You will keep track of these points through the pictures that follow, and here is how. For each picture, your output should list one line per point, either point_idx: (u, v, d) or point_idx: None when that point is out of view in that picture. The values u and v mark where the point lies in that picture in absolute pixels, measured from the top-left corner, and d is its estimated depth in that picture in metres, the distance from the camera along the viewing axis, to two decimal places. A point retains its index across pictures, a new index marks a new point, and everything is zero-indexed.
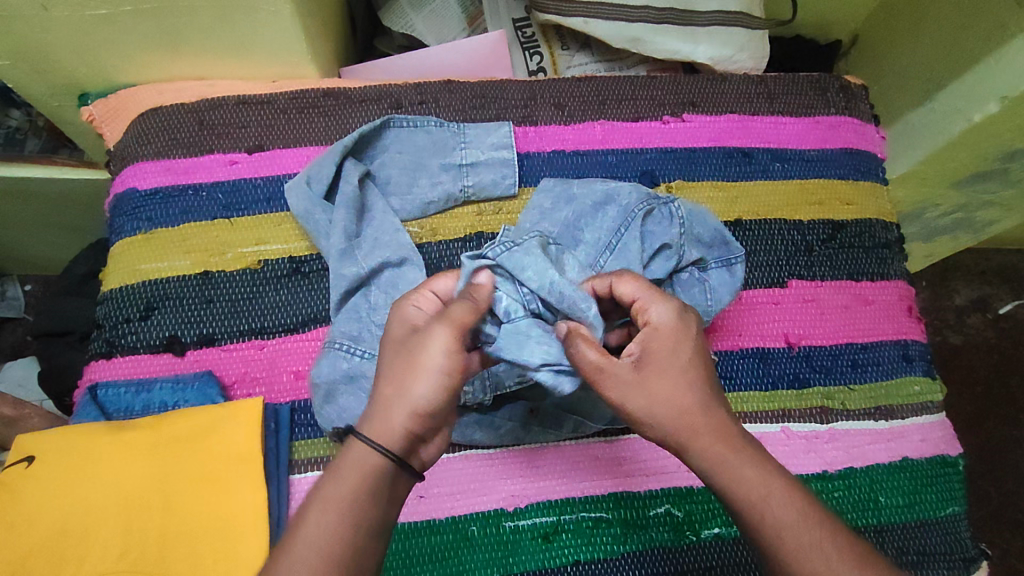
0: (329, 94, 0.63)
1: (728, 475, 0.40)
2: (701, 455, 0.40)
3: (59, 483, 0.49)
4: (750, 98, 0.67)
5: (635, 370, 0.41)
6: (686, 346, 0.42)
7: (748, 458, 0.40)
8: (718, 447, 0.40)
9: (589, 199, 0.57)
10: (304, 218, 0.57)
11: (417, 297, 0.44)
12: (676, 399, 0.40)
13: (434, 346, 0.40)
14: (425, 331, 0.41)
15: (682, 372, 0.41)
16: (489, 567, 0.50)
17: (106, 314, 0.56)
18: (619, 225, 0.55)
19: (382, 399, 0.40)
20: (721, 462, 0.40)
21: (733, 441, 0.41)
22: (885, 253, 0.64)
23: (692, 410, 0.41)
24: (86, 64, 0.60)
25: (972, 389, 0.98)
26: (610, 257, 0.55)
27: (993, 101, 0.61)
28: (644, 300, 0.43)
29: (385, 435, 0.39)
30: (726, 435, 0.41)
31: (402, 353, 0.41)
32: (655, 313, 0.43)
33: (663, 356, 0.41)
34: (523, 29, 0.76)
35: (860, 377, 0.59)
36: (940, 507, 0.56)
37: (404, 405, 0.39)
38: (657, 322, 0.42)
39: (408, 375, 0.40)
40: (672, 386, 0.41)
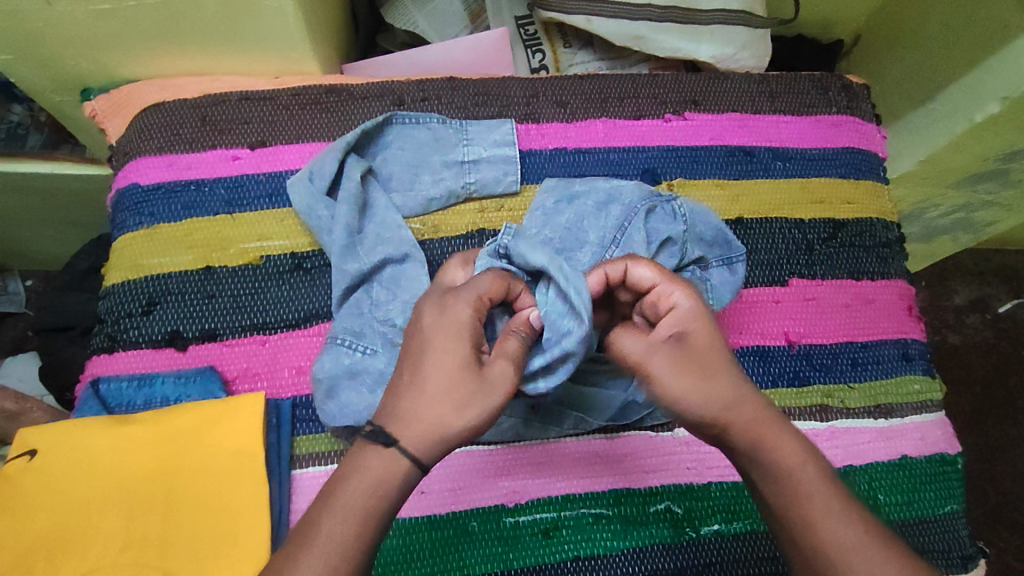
0: (331, 91, 0.63)
1: (770, 456, 0.40)
2: (743, 434, 0.40)
3: (62, 476, 0.49)
4: (752, 97, 0.67)
5: (687, 356, 0.41)
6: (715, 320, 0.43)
7: (782, 433, 0.41)
8: (760, 427, 0.40)
9: (593, 196, 0.58)
10: (306, 214, 0.57)
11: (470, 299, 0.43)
12: (724, 374, 0.41)
13: (496, 382, 0.40)
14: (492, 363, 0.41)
15: (723, 348, 0.42)
16: (490, 562, 0.50)
17: (108, 308, 0.56)
18: (622, 221, 0.55)
19: (426, 413, 0.39)
20: (764, 438, 0.40)
21: (772, 418, 0.41)
22: (886, 253, 0.64)
23: (735, 388, 0.41)
24: (89, 58, 0.60)
25: (970, 389, 0.98)
26: (617, 248, 0.55)
27: (994, 102, 0.61)
28: (665, 280, 0.44)
29: (420, 449, 0.38)
30: (765, 417, 0.41)
31: (462, 373, 0.40)
32: (678, 297, 0.43)
33: (701, 336, 0.42)
34: (526, 27, 0.76)
35: (859, 376, 0.60)
36: (938, 505, 0.56)
37: (453, 426, 0.39)
38: (685, 306, 0.43)
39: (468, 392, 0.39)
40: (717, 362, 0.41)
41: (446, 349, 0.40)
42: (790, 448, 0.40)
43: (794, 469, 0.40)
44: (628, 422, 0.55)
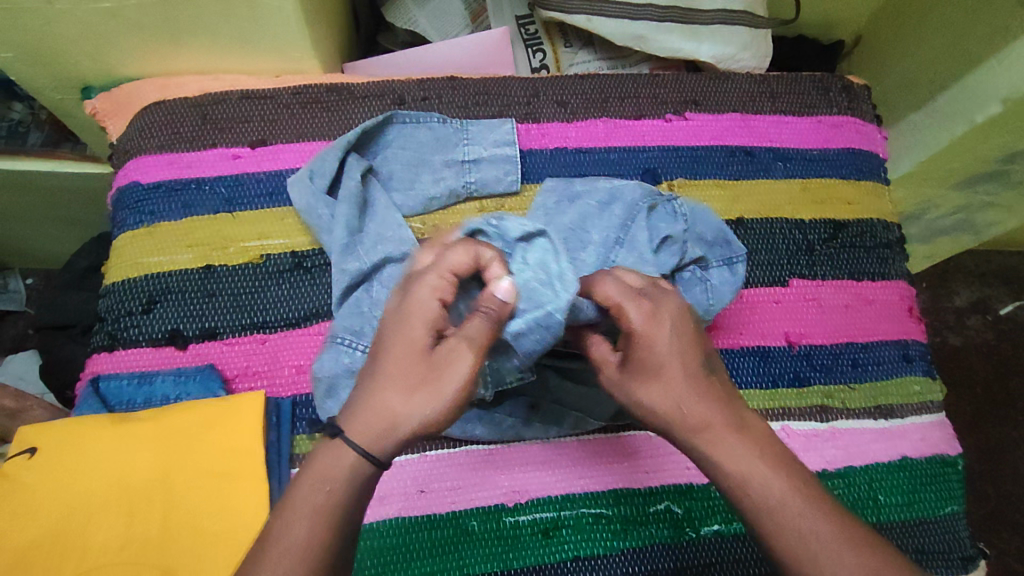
0: (332, 90, 0.63)
1: (724, 461, 0.40)
2: (696, 443, 0.41)
3: (62, 475, 0.49)
4: (752, 97, 0.67)
5: (632, 376, 0.42)
6: (669, 338, 0.42)
7: (739, 437, 0.41)
8: (715, 433, 0.41)
9: (596, 195, 0.58)
10: (306, 212, 0.57)
11: (435, 282, 0.42)
12: (668, 393, 0.41)
13: (456, 369, 0.39)
14: (450, 352, 0.40)
15: (671, 366, 0.41)
16: (490, 562, 0.50)
17: (108, 306, 0.56)
18: (625, 220, 0.56)
19: (386, 407, 0.39)
20: (714, 445, 0.40)
21: (726, 424, 0.41)
22: (886, 253, 0.64)
23: (684, 405, 0.41)
24: (90, 57, 0.60)
25: (971, 390, 0.98)
26: (621, 250, 0.55)
27: (995, 103, 0.61)
28: (625, 302, 0.42)
29: (382, 444, 0.39)
30: (717, 425, 0.41)
31: (422, 364, 0.40)
32: (632, 318, 0.42)
33: (647, 356, 0.42)
34: (527, 26, 0.76)
35: (860, 377, 0.60)
36: (939, 506, 0.56)
37: (413, 420, 0.39)
38: (635, 329, 0.42)
39: (422, 388, 0.39)
40: (664, 381, 0.41)
41: (407, 342, 0.40)
42: (746, 452, 0.40)
43: (794, 470, 0.40)
44: (629, 422, 0.55)
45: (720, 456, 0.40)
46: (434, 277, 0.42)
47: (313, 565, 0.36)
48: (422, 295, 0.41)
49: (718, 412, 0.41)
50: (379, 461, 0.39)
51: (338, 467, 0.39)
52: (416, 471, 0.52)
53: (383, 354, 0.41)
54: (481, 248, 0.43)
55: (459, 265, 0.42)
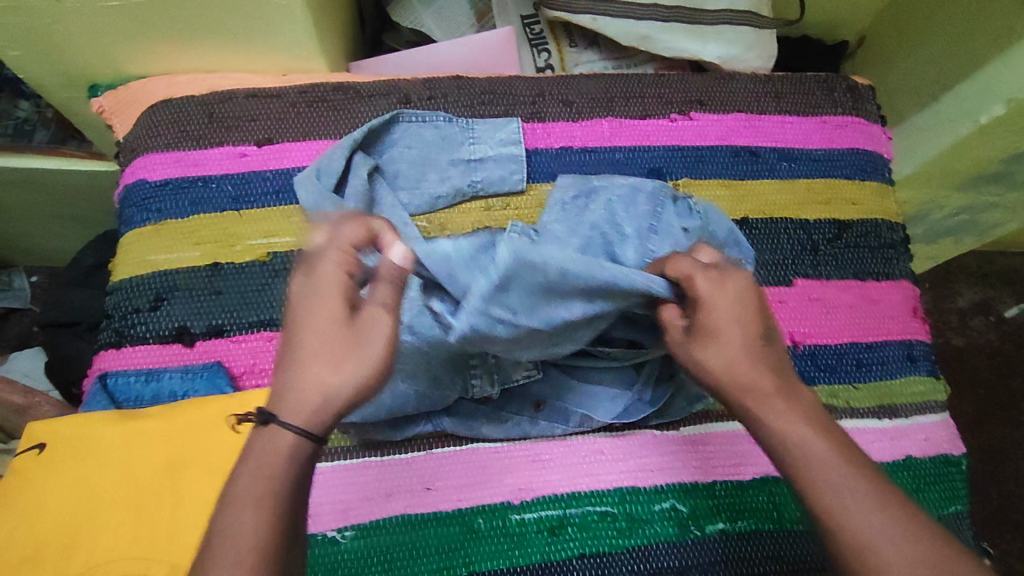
0: (338, 89, 0.63)
1: (776, 431, 0.39)
2: (750, 413, 0.40)
3: (73, 470, 0.49)
4: (757, 97, 0.68)
5: (695, 340, 0.42)
6: (731, 305, 0.42)
7: (790, 407, 0.39)
8: (767, 402, 0.39)
9: (615, 191, 0.57)
10: (313, 211, 0.56)
11: (340, 253, 0.40)
12: (729, 358, 0.41)
13: (380, 330, 0.38)
14: (369, 317, 0.38)
15: (734, 334, 0.41)
16: (495, 559, 0.50)
17: (116, 304, 0.56)
18: (653, 208, 0.56)
19: (314, 382, 0.37)
20: (767, 415, 0.39)
21: (780, 394, 0.40)
22: (890, 254, 0.65)
23: (742, 373, 0.40)
24: (98, 55, 0.61)
25: (974, 391, 0.98)
26: (656, 238, 0.54)
27: (999, 103, 0.62)
28: (693, 271, 0.43)
29: (320, 420, 0.37)
30: (772, 394, 0.40)
31: (342, 333, 0.38)
32: (700, 285, 0.42)
33: (711, 322, 0.42)
34: (532, 26, 0.76)
35: (864, 376, 0.60)
36: (943, 506, 0.56)
37: (347, 388, 0.37)
38: (702, 294, 0.42)
39: (348, 359, 0.37)
40: (721, 347, 0.41)
41: (319, 315, 0.38)
42: (801, 422, 0.39)
43: None
44: (634, 421, 0.55)
45: None
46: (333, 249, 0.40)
47: None
48: (329, 265, 0.39)
49: (772, 382, 0.40)
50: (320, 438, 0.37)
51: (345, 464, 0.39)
52: (338, 481, 0.51)
53: (296, 334, 0.38)
54: (370, 218, 0.43)
55: (356, 239, 0.41)
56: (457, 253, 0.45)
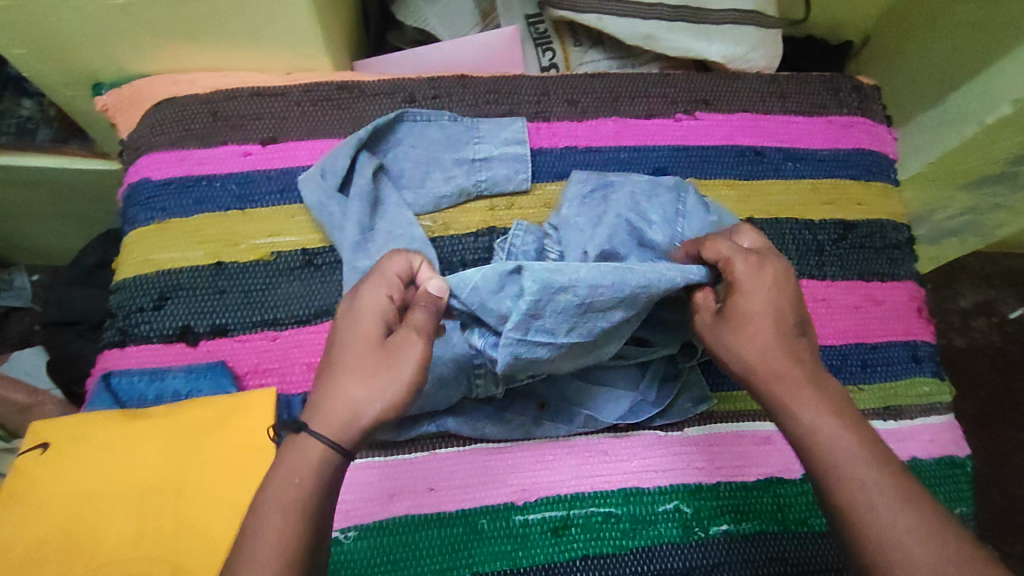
0: (343, 87, 0.63)
1: (796, 413, 0.42)
2: (773, 396, 0.43)
3: (75, 470, 0.49)
4: (762, 97, 0.67)
5: (727, 320, 0.45)
6: (767, 292, 0.44)
7: (813, 392, 0.42)
8: (790, 387, 0.42)
9: (636, 184, 0.58)
10: (318, 210, 0.57)
11: (384, 283, 0.44)
12: (759, 343, 0.43)
13: (411, 355, 0.41)
14: (400, 341, 0.41)
15: (765, 320, 0.44)
16: (499, 560, 0.50)
17: (120, 302, 0.56)
18: (676, 196, 0.56)
19: (347, 399, 0.40)
20: (789, 397, 0.42)
21: (805, 378, 0.42)
22: (895, 255, 0.64)
23: (772, 357, 0.43)
24: (102, 53, 0.60)
25: (977, 393, 0.98)
26: (684, 221, 0.55)
27: (1006, 103, 0.61)
28: (732, 253, 0.45)
29: (348, 435, 0.40)
30: (799, 379, 0.42)
31: (377, 356, 0.41)
32: (739, 266, 0.45)
33: (746, 305, 0.44)
34: (536, 25, 0.76)
35: (869, 377, 0.60)
36: (947, 508, 0.56)
37: (376, 408, 0.40)
38: (740, 277, 0.45)
39: (379, 378, 0.41)
40: (753, 330, 0.44)
41: (358, 339, 0.42)
42: (824, 407, 0.41)
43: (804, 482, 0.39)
44: (639, 421, 0.55)
45: None
46: (374, 281, 0.44)
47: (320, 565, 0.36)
48: (374, 293, 0.43)
49: (798, 369, 0.43)
50: (346, 450, 0.40)
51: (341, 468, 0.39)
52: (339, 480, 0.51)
53: (337, 356, 0.42)
54: (410, 254, 0.46)
55: (400, 270, 0.44)
56: (484, 281, 0.46)
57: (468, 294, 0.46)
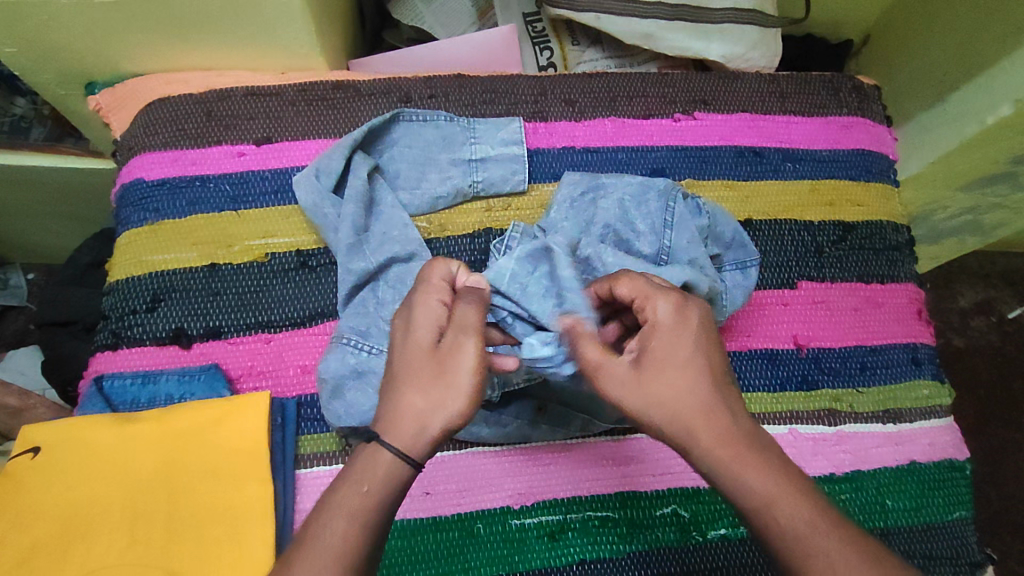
0: (338, 87, 0.62)
1: (734, 481, 0.38)
2: (705, 455, 0.39)
3: (67, 476, 0.49)
4: (762, 97, 0.67)
5: (632, 370, 0.41)
6: (688, 338, 0.41)
7: (751, 460, 0.38)
8: (724, 451, 0.38)
9: (627, 188, 0.57)
10: (313, 211, 0.56)
11: (434, 291, 0.43)
12: (672, 398, 0.40)
13: (467, 356, 0.41)
14: (454, 344, 0.41)
15: (680, 368, 0.40)
16: (495, 565, 0.50)
17: (112, 304, 0.56)
18: (665, 204, 0.56)
19: (412, 410, 0.40)
20: (724, 461, 0.38)
21: (739, 441, 0.39)
22: (895, 256, 0.64)
23: (695, 414, 0.39)
24: (94, 52, 0.60)
25: (975, 392, 0.97)
26: (672, 232, 0.56)
27: (1007, 103, 0.61)
28: (646, 293, 0.43)
29: (420, 446, 0.39)
30: (728, 437, 0.39)
31: (436, 363, 0.41)
32: (656, 309, 0.42)
33: (661, 352, 0.41)
34: (534, 24, 0.75)
35: (868, 380, 0.59)
36: (946, 512, 0.56)
37: (441, 417, 0.40)
38: (657, 319, 0.42)
39: (440, 388, 0.40)
40: (674, 381, 0.40)
41: (415, 351, 0.41)
42: (762, 475, 0.38)
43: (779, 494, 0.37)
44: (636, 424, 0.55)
45: (716, 466, 0.38)
46: (424, 291, 0.43)
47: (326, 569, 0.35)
48: (425, 301, 0.43)
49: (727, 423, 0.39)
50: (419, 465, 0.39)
51: (352, 469, 0.39)
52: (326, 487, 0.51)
53: (395, 373, 0.42)
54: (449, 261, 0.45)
55: (443, 277, 0.44)
56: (519, 265, 0.50)
57: (507, 282, 0.49)
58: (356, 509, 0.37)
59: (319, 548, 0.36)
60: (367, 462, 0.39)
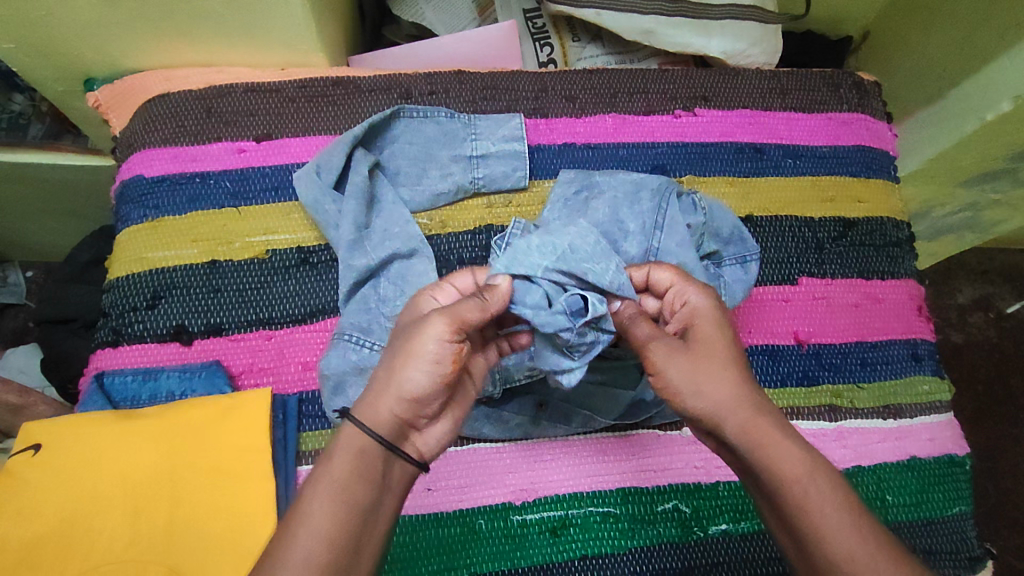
0: (339, 83, 0.62)
1: (770, 461, 0.39)
2: (741, 430, 0.40)
3: (68, 472, 0.49)
4: (762, 93, 0.67)
5: (683, 345, 0.42)
6: (725, 321, 0.43)
7: (783, 437, 0.40)
8: (761, 432, 0.40)
9: (620, 187, 0.57)
10: (313, 208, 0.56)
11: (435, 291, 0.45)
12: (717, 371, 0.41)
13: (428, 332, 0.39)
14: (420, 319, 0.39)
15: (724, 345, 0.42)
16: (498, 560, 0.50)
17: (113, 301, 0.56)
18: (658, 206, 0.56)
19: (375, 382, 0.40)
20: (761, 439, 0.39)
21: (773, 422, 0.40)
22: (895, 252, 0.64)
23: (735, 389, 0.40)
24: (93, 48, 0.59)
25: (973, 388, 0.98)
26: (662, 235, 0.55)
27: (1007, 100, 0.61)
28: (681, 283, 0.45)
29: (380, 420, 0.39)
30: (762, 412, 0.40)
31: (401, 342, 0.40)
32: (692, 296, 0.44)
33: (706, 332, 0.42)
34: (534, 20, 0.75)
35: (868, 376, 0.59)
36: (947, 506, 0.56)
37: (399, 390, 0.39)
38: (696, 304, 0.44)
39: (398, 359, 0.39)
40: (715, 355, 0.41)
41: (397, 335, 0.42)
42: (795, 454, 0.39)
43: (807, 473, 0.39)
44: (637, 421, 0.55)
45: (750, 445, 0.40)
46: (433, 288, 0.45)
47: (299, 542, 0.35)
48: (418, 300, 0.44)
49: (760, 401, 0.41)
50: (381, 439, 0.38)
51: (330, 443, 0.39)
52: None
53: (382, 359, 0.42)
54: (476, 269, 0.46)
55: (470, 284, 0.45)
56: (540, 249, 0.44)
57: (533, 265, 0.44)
58: (327, 479, 0.37)
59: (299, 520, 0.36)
60: (340, 437, 0.39)
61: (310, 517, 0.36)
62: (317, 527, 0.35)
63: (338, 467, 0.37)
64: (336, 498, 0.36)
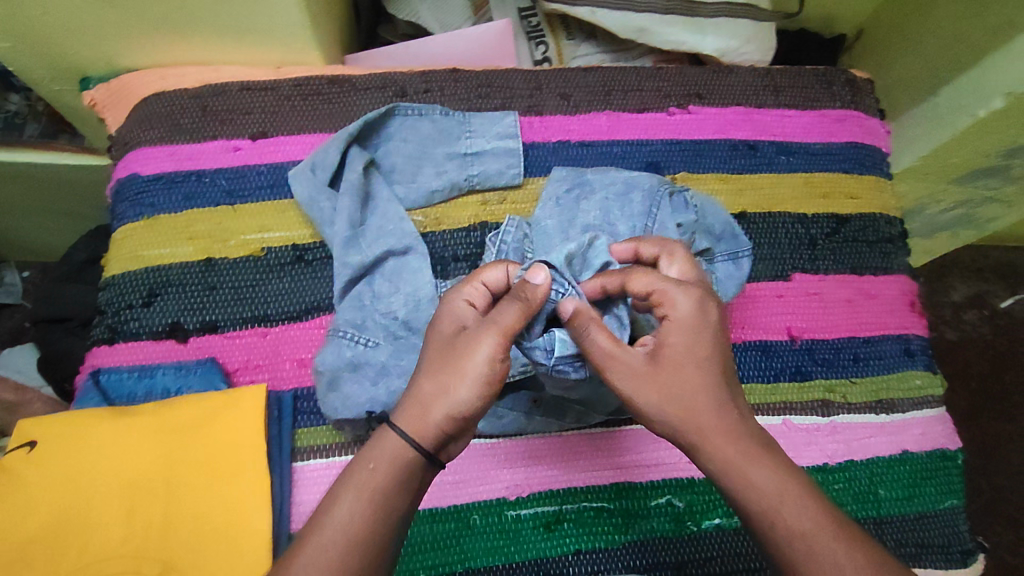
0: (334, 81, 0.62)
1: (740, 481, 0.39)
2: (713, 455, 0.40)
3: (65, 469, 0.49)
4: (755, 90, 0.67)
5: (645, 367, 0.40)
6: (703, 337, 0.41)
7: (759, 460, 0.39)
8: (727, 446, 0.39)
9: (611, 186, 0.58)
10: (308, 205, 0.57)
11: (468, 290, 0.44)
12: (688, 396, 0.40)
13: (482, 349, 0.40)
14: (475, 334, 0.41)
15: (692, 367, 0.40)
16: (491, 555, 0.50)
17: (108, 299, 0.56)
18: (648, 208, 0.56)
19: (423, 395, 0.40)
20: (736, 465, 0.39)
21: (748, 445, 0.40)
22: (889, 248, 0.64)
23: (706, 413, 0.40)
24: (89, 47, 0.60)
25: (967, 385, 0.98)
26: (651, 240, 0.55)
27: (998, 97, 0.61)
28: (663, 289, 0.42)
29: (425, 432, 0.40)
30: (737, 435, 0.40)
31: (449, 353, 0.41)
32: (672, 305, 0.41)
33: (675, 351, 0.41)
34: (529, 19, 0.75)
35: (861, 371, 0.60)
36: (938, 500, 0.56)
37: (450, 406, 0.40)
38: (674, 314, 0.41)
39: (452, 374, 0.40)
40: (686, 378, 0.40)
41: (440, 342, 0.42)
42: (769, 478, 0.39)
43: (786, 491, 0.38)
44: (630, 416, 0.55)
45: (724, 466, 0.39)
46: (470, 287, 0.44)
47: (327, 550, 0.36)
48: (453, 303, 0.44)
49: (734, 423, 0.40)
50: (427, 453, 0.40)
51: (364, 448, 0.40)
52: (321, 478, 0.52)
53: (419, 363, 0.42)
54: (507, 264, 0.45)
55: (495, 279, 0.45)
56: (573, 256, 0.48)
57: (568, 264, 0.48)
58: (365, 487, 0.38)
59: (331, 524, 0.37)
60: (376, 444, 0.40)
61: (345, 522, 0.37)
62: (343, 537, 0.37)
63: (376, 474, 0.39)
64: (374, 503, 0.38)
